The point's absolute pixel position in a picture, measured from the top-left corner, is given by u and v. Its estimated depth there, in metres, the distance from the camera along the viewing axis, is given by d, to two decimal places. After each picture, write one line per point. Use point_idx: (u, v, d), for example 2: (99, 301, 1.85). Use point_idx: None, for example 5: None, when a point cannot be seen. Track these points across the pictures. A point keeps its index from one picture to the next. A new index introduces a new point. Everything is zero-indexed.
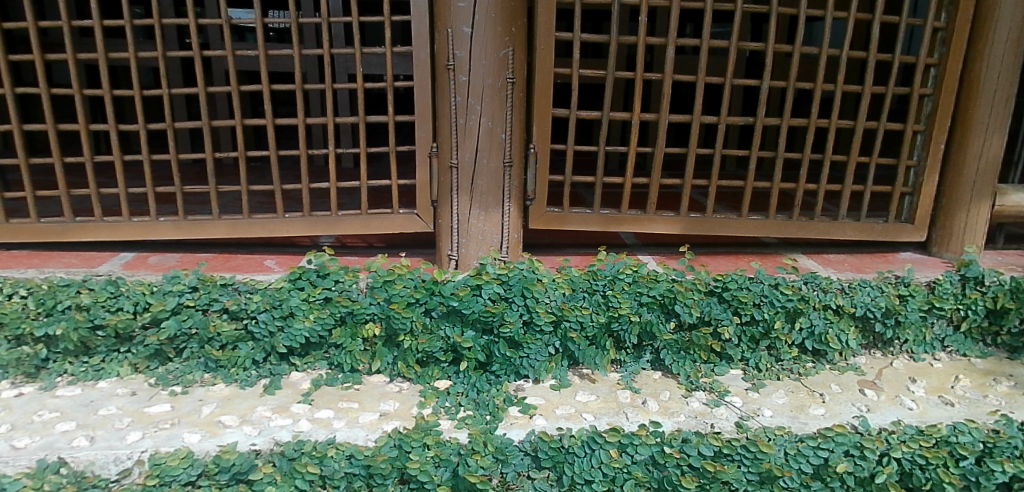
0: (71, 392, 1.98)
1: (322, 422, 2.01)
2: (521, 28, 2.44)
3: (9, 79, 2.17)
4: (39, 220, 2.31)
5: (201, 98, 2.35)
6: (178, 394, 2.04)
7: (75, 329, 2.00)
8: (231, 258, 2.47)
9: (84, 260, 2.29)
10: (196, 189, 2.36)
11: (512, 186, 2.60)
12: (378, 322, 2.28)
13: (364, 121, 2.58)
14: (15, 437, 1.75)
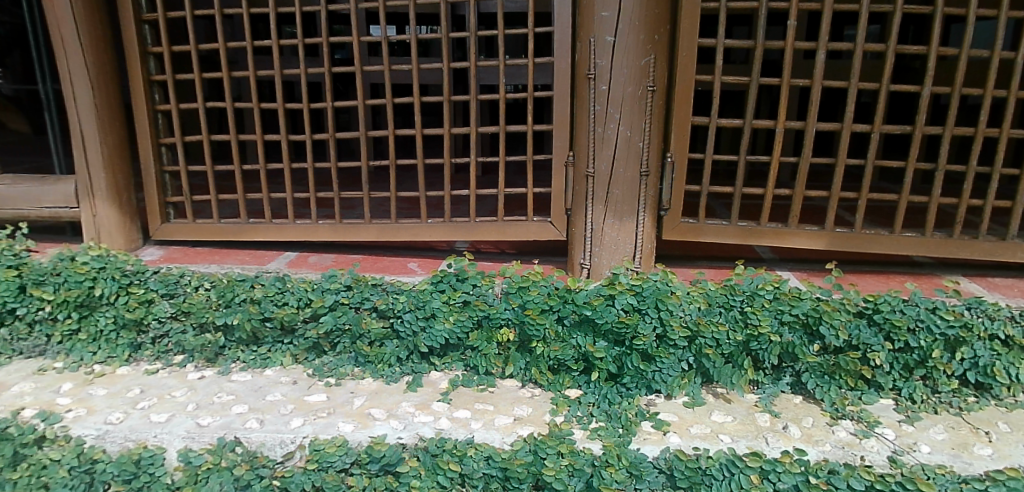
0: (243, 377, 2.17)
1: (460, 421, 2.06)
2: (664, 36, 2.39)
3: (201, 94, 2.38)
4: (220, 221, 2.54)
5: (360, 110, 2.52)
6: (332, 385, 2.19)
7: (248, 320, 2.19)
8: (379, 260, 2.63)
9: (256, 258, 2.52)
10: (350, 195, 2.53)
11: (648, 196, 2.54)
12: (512, 328, 2.31)
13: (504, 130, 2.60)
14: (199, 416, 1.92)
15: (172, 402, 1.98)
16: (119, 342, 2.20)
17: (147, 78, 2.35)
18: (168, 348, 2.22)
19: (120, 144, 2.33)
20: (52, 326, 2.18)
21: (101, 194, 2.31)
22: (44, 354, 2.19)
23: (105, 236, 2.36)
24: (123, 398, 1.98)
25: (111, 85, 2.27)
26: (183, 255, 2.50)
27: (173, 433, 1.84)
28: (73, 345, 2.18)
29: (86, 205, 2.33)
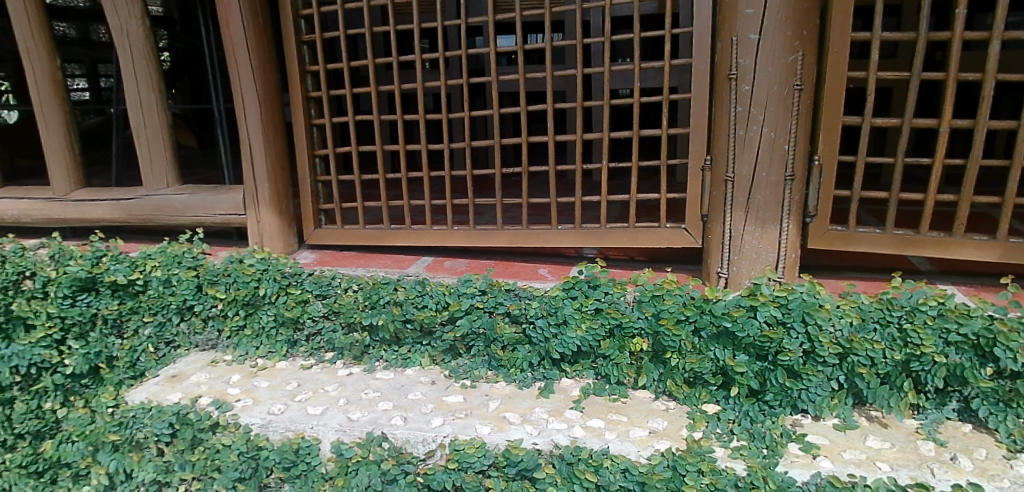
0: (387, 375, 2.27)
1: (595, 431, 1.98)
2: (813, 31, 2.24)
3: (353, 109, 2.53)
4: (365, 227, 2.69)
5: (495, 119, 2.54)
6: (468, 387, 2.21)
7: (393, 321, 2.29)
8: (510, 265, 2.64)
9: (397, 262, 2.64)
10: (484, 202, 2.59)
11: (794, 202, 2.37)
12: (646, 338, 2.21)
13: (638, 134, 2.52)
14: (349, 410, 2.04)
15: (325, 396, 2.11)
16: (278, 338, 2.39)
17: (305, 95, 2.54)
18: (320, 345, 2.38)
19: (281, 156, 2.53)
20: (223, 321, 2.41)
21: (265, 202, 2.53)
22: (217, 347, 2.43)
23: (267, 241, 2.58)
24: (283, 390, 2.14)
25: (275, 101, 2.48)
26: (333, 258, 2.68)
27: (327, 425, 1.96)
28: (239, 339, 2.40)
29: (252, 213, 2.56)
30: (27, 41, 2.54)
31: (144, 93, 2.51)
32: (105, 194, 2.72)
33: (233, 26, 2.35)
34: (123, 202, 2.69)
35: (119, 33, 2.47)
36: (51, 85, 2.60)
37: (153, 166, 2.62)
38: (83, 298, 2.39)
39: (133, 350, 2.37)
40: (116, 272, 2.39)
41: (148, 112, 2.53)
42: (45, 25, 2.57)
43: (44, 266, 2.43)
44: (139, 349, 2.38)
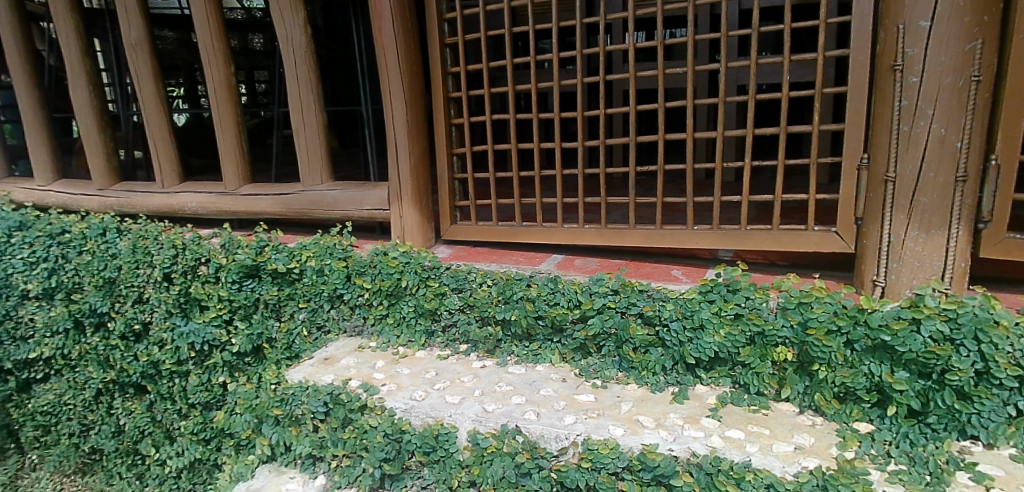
0: (518, 370, 2.28)
1: (735, 442, 1.88)
2: (996, 16, 2.01)
3: (489, 107, 2.54)
4: (497, 223, 2.74)
5: (631, 116, 2.45)
6: (600, 387, 2.15)
7: (525, 316, 2.31)
8: (642, 266, 2.57)
9: (528, 259, 2.67)
10: (617, 200, 2.53)
11: (965, 206, 2.13)
12: (791, 348, 2.08)
13: (785, 131, 2.37)
14: (485, 401, 2.07)
15: (462, 386, 2.17)
16: (417, 328, 2.51)
17: (446, 95, 2.63)
18: (455, 337, 2.46)
19: (422, 154, 2.65)
20: (368, 310, 2.57)
21: (407, 198, 2.66)
22: (362, 333, 2.58)
23: (408, 234, 2.71)
24: (423, 377, 2.24)
25: (418, 101, 2.59)
26: (468, 253, 2.76)
27: (465, 414, 2.01)
28: (382, 327, 2.54)
29: (395, 208, 2.70)
30: (208, 50, 2.83)
31: (304, 96, 2.72)
32: (268, 189, 2.97)
33: (384, 31, 2.49)
34: (283, 197, 2.92)
35: (285, 42, 2.69)
36: (226, 90, 2.87)
37: (310, 163, 2.83)
38: (248, 283, 2.63)
39: (290, 333, 2.60)
40: (277, 260, 2.61)
41: (307, 113, 2.73)
42: (223, 36, 2.84)
43: (217, 253, 2.68)
44: (294, 332, 2.60)
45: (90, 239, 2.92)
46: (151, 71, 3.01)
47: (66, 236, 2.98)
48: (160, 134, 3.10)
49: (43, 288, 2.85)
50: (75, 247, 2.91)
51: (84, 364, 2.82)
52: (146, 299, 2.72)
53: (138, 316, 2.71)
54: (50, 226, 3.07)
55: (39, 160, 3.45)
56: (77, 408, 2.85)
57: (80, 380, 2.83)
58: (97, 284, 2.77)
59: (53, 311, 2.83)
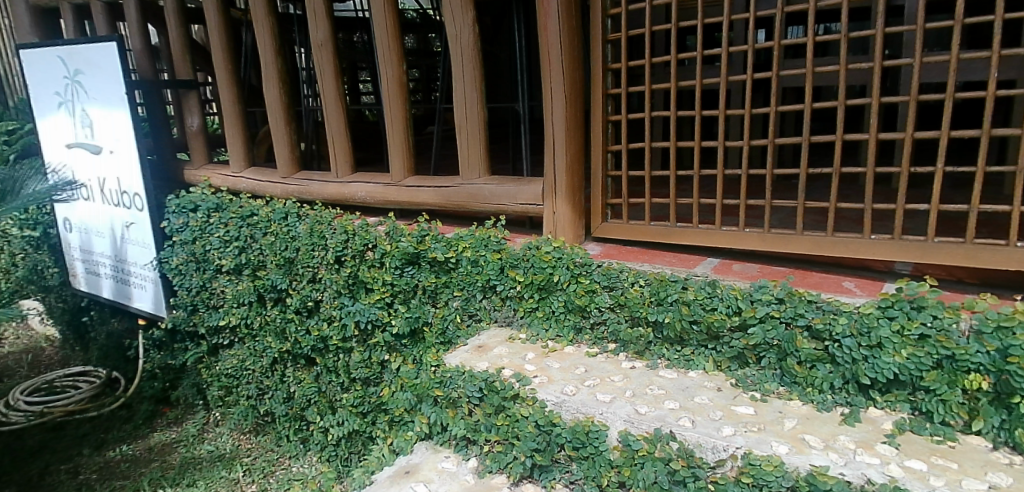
0: (670, 375, 2.21)
1: (916, 473, 1.69)
2: None
3: (650, 104, 2.46)
4: (650, 223, 2.69)
5: (807, 115, 2.21)
6: (759, 400, 2.04)
7: (680, 320, 2.24)
8: (809, 275, 2.41)
9: (682, 261, 2.59)
10: (783, 203, 2.35)
11: None
12: (987, 376, 1.83)
13: (989, 133, 2.08)
14: (637, 403, 2.04)
15: (612, 386, 2.16)
16: (566, 322, 2.52)
17: (605, 92, 2.62)
18: (603, 335, 2.44)
19: (578, 151, 2.67)
20: (519, 302, 2.63)
21: (561, 194, 2.68)
22: (512, 324, 2.65)
23: (560, 230, 2.73)
24: (573, 373, 2.25)
25: (577, 97, 2.61)
26: (618, 252, 2.72)
27: (616, 414, 1.99)
28: (532, 320, 2.59)
29: (548, 204, 2.73)
30: (384, 50, 3.04)
31: (468, 92, 2.86)
32: (429, 182, 3.13)
33: (550, 28, 2.53)
34: (443, 189, 3.06)
35: (455, 41, 2.83)
36: (397, 87, 3.08)
37: (470, 158, 2.97)
38: (408, 269, 2.79)
39: (444, 319, 2.73)
40: (436, 249, 2.74)
41: (469, 109, 2.86)
42: (397, 35, 3.04)
43: (382, 239, 2.84)
44: (449, 318, 2.73)
45: (274, 222, 3.21)
46: (332, 71, 3.30)
47: (254, 219, 3.30)
48: (337, 128, 3.38)
49: (235, 264, 3.24)
50: (261, 228, 3.22)
51: (264, 334, 3.20)
52: (320, 279, 2.98)
53: (312, 294, 2.99)
54: (242, 208, 3.41)
55: (234, 150, 3.87)
56: (256, 374, 3.27)
57: (259, 348, 3.24)
58: (279, 262, 3.07)
59: (241, 285, 3.23)
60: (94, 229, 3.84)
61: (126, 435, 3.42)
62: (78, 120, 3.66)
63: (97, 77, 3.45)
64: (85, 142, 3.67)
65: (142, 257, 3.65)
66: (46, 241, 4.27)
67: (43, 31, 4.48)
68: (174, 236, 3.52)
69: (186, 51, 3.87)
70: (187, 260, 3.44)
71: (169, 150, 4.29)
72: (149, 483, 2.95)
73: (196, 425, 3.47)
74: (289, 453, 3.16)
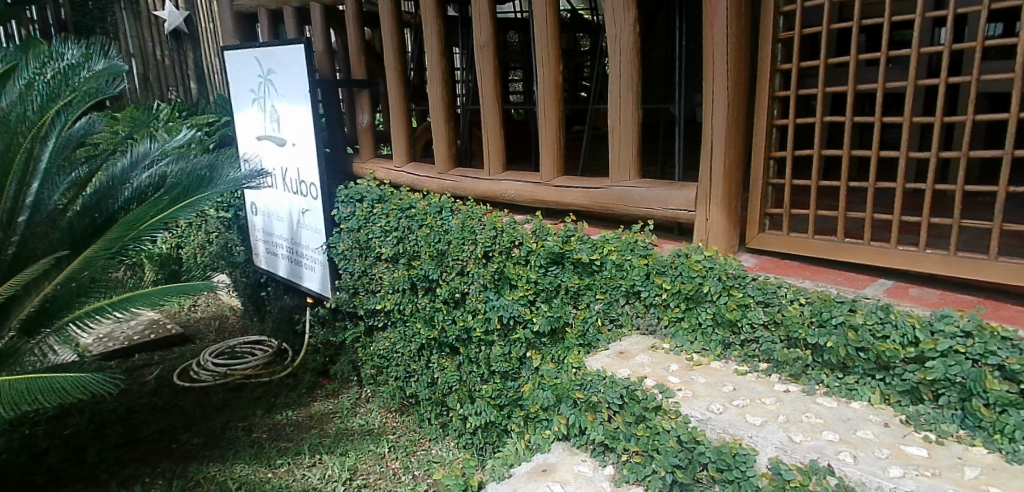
0: (829, 403, 2.05)
1: None
2: None
3: (821, 109, 2.27)
4: (814, 237, 2.50)
5: (1015, 125, 1.87)
6: (934, 442, 1.81)
7: (844, 346, 2.07)
8: (1003, 307, 2.12)
9: (850, 280, 2.38)
10: (975, 224, 2.07)
11: None
12: None
13: None
14: (791, 430, 1.91)
15: (763, 408, 2.04)
16: (714, 337, 2.41)
17: (772, 94, 2.47)
18: (754, 353, 2.31)
19: (738, 156, 2.54)
20: (664, 310, 2.56)
21: (716, 201, 2.57)
22: (655, 333, 2.59)
23: (712, 238, 2.61)
24: (721, 390, 2.16)
25: (741, 100, 2.50)
26: (775, 265, 2.56)
27: (768, 439, 1.88)
28: (676, 330, 2.52)
29: (701, 210, 2.63)
30: (543, 50, 3.10)
31: (624, 93, 2.84)
32: (578, 183, 3.13)
33: (717, 27, 2.45)
34: (591, 191, 3.05)
35: (614, 41, 2.82)
36: (553, 88, 3.12)
37: (621, 160, 2.94)
38: (552, 269, 2.82)
39: (585, 321, 2.72)
40: (581, 250, 2.74)
41: (624, 110, 2.84)
42: (557, 36, 3.08)
43: (529, 237, 2.89)
44: (589, 321, 2.71)
45: (430, 215, 3.38)
46: (492, 70, 3.41)
47: (412, 211, 3.49)
48: (492, 126, 3.50)
49: (393, 252, 3.45)
50: (418, 220, 3.40)
51: (414, 320, 3.39)
52: (468, 272, 3.09)
53: (459, 287, 3.11)
54: (401, 200, 3.62)
55: (397, 145, 4.12)
56: (405, 357, 3.48)
57: (408, 333, 3.44)
58: (432, 254, 3.23)
59: (397, 273, 3.44)
60: (275, 213, 4.28)
61: (292, 401, 3.78)
62: (268, 114, 4.08)
63: (286, 76, 3.82)
64: (273, 135, 4.08)
65: (313, 241, 4.00)
66: (236, 222, 4.81)
67: (244, 34, 5.04)
68: (342, 224, 3.82)
69: (361, 52, 4.18)
70: (352, 247, 3.72)
71: (340, 144, 4.66)
72: (308, 448, 3.26)
73: (349, 399, 3.78)
74: (429, 435, 3.38)
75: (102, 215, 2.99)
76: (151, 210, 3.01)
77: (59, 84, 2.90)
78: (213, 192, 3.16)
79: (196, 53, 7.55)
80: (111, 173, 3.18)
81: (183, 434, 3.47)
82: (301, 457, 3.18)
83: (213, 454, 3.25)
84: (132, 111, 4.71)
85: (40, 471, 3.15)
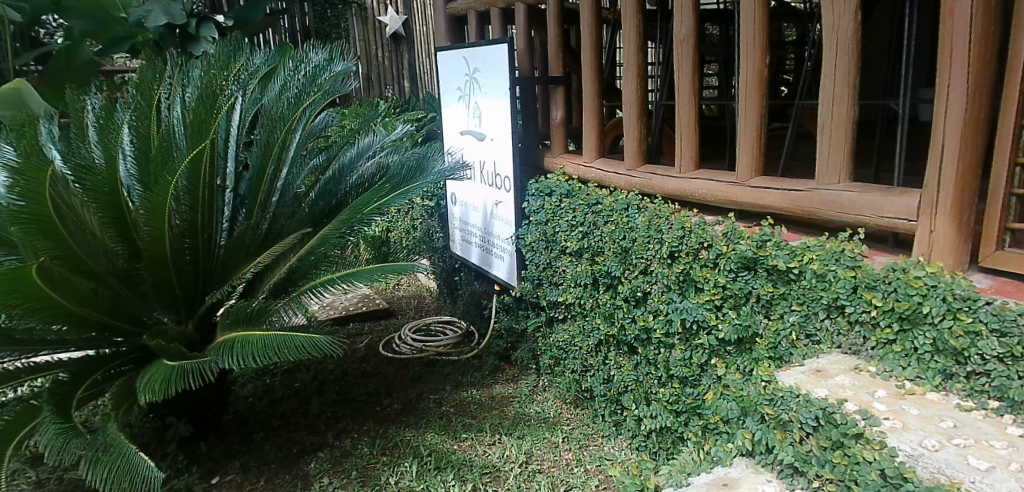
0: None
1: None
2: None
3: None
4: None
5: None
6: None
7: None
8: None
9: None
10: None
11: None
12: None
13: None
14: None
15: (991, 452, 1.78)
16: (932, 365, 2.17)
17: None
18: (983, 389, 2.04)
19: (975, 160, 2.23)
20: (871, 330, 2.34)
21: (944, 209, 2.27)
22: (859, 354, 2.38)
23: (936, 253, 2.32)
24: (937, 425, 1.93)
25: (984, 97, 2.18)
26: (1017, 289, 2.21)
27: (995, 487, 1.64)
28: (886, 353, 2.29)
29: (924, 220, 2.34)
30: (748, 43, 2.96)
31: (838, 90, 2.62)
32: (777, 184, 2.94)
33: (958, 14, 2.17)
34: (792, 193, 2.85)
35: (830, 31, 2.61)
36: (756, 82, 2.97)
37: (829, 161, 2.72)
38: (743, 274, 2.68)
39: (777, 333, 2.57)
40: (778, 256, 2.58)
41: (838, 107, 2.62)
42: (764, 28, 2.92)
43: (719, 240, 2.79)
44: (782, 334, 2.55)
45: (616, 212, 3.39)
46: (690, 66, 3.33)
47: (599, 207, 3.52)
48: (687, 124, 3.41)
49: (577, 247, 3.51)
50: (604, 216, 3.42)
51: (594, 315, 3.44)
52: (652, 272, 3.05)
53: (642, 286, 3.09)
54: (589, 196, 3.67)
55: (587, 141, 4.17)
56: (583, 351, 3.54)
57: (587, 328, 3.49)
58: (615, 250, 3.22)
59: (580, 267, 3.50)
60: (472, 204, 4.58)
61: (476, 381, 4.04)
62: (472, 110, 4.36)
63: (490, 74, 4.05)
64: (475, 130, 4.36)
65: (504, 232, 4.23)
66: (438, 210, 5.23)
67: (454, 35, 5.42)
68: (532, 217, 3.97)
69: (559, 49, 4.29)
70: (539, 239, 3.86)
71: (534, 138, 4.83)
72: (489, 427, 3.47)
73: (528, 387, 3.94)
74: (602, 431, 3.42)
75: (334, 199, 3.48)
76: (375, 196, 3.35)
77: (308, 84, 3.37)
78: (421, 184, 3.42)
79: (411, 53, 8.19)
80: (343, 162, 3.70)
81: (385, 399, 3.87)
82: (483, 435, 3.40)
83: (408, 421, 3.58)
84: (357, 108, 5.29)
85: (275, 416, 3.70)
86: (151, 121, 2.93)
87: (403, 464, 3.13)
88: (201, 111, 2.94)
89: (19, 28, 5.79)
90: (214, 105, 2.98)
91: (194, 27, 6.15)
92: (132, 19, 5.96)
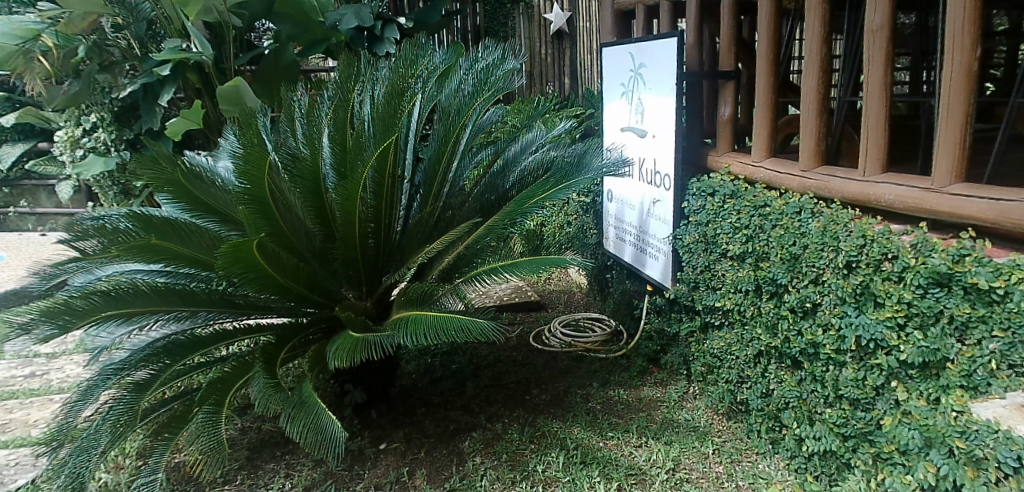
0: None
1: None
2: None
3: None
4: None
5: None
6: None
7: None
8: None
9: None
10: None
11: None
12: None
13: None
14: None
15: None
16: None
17: None
18: None
19: None
20: None
21: None
22: None
23: None
24: None
25: None
26: None
27: None
28: None
29: None
30: (955, 34, 2.64)
31: None
32: (983, 191, 2.60)
33: None
34: (1002, 203, 2.49)
35: None
36: (963, 77, 2.65)
37: None
38: (934, 291, 2.39)
39: (973, 360, 2.28)
40: (980, 274, 2.27)
41: None
42: (976, 16, 2.60)
43: (907, 251, 2.51)
44: (980, 362, 2.26)
45: (787, 216, 3.17)
46: (883, 58, 3.03)
47: (766, 209, 3.31)
48: (875, 123, 3.13)
49: (741, 250, 3.35)
50: (772, 220, 3.22)
51: (754, 324, 3.27)
52: (824, 282, 2.84)
53: (811, 296, 2.88)
54: (756, 197, 3.46)
55: (757, 139, 3.94)
56: (739, 361, 3.38)
57: (746, 337, 3.33)
58: (783, 257, 3.04)
59: (742, 273, 3.33)
60: (628, 201, 4.54)
61: (624, 381, 4.02)
62: (634, 107, 4.32)
63: (656, 69, 3.98)
64: (636, 126, 4.32)
65: (661, 231, 4.14)
66: (593, 207, 5.26)
67: (620, 31, 5.38)
68: (692, 217, 3.84)
69: (731, 43, 4.11)
70: (698, 240, 3.74)
71: (698, 135, 4.68)
72: (636, 428, 3.44)
73: (678, 392, 3.85)
74: (757, 447, 3.25)
75: (498, 192, 3.63)
76: (538, 190, 3.43)
77: (481, 83, 3.54)
78: (582, 179, 3.48)
79: None
80: (507, 156, 3.85)
81: (534, 389, 3.98)
82: (630, 436, 3.38)
83: (556, 412, 3.65)
84: (520, 104, 5.44)
85: (434, 393, 3.95)
86: (344, 116, 3.24)
87: (551, 454, 3.21)
88: (389, 107, 3.20)
89: (237, 33, 6.63)
90: (400, 103, 3.23)
91: (380, 29, 6.65)
92: (329, 22, 6.58)
